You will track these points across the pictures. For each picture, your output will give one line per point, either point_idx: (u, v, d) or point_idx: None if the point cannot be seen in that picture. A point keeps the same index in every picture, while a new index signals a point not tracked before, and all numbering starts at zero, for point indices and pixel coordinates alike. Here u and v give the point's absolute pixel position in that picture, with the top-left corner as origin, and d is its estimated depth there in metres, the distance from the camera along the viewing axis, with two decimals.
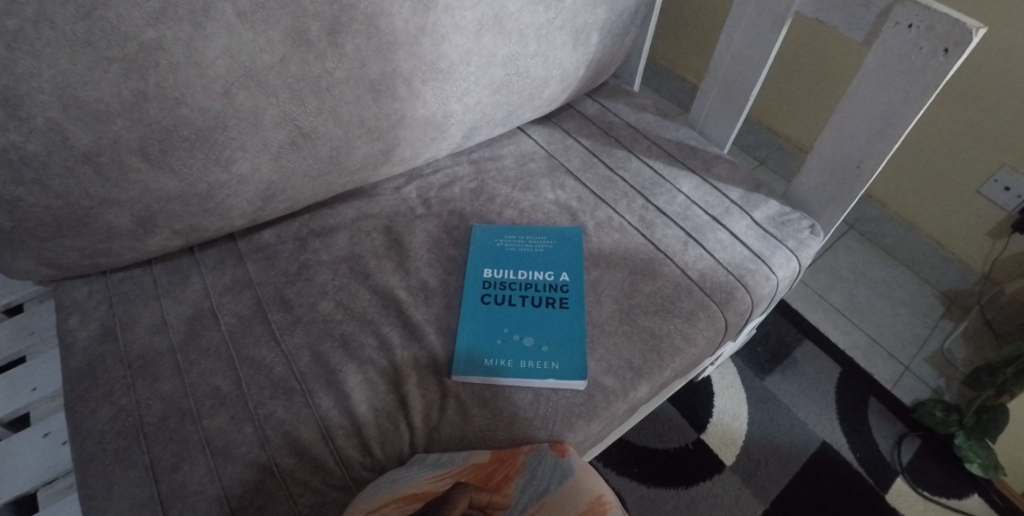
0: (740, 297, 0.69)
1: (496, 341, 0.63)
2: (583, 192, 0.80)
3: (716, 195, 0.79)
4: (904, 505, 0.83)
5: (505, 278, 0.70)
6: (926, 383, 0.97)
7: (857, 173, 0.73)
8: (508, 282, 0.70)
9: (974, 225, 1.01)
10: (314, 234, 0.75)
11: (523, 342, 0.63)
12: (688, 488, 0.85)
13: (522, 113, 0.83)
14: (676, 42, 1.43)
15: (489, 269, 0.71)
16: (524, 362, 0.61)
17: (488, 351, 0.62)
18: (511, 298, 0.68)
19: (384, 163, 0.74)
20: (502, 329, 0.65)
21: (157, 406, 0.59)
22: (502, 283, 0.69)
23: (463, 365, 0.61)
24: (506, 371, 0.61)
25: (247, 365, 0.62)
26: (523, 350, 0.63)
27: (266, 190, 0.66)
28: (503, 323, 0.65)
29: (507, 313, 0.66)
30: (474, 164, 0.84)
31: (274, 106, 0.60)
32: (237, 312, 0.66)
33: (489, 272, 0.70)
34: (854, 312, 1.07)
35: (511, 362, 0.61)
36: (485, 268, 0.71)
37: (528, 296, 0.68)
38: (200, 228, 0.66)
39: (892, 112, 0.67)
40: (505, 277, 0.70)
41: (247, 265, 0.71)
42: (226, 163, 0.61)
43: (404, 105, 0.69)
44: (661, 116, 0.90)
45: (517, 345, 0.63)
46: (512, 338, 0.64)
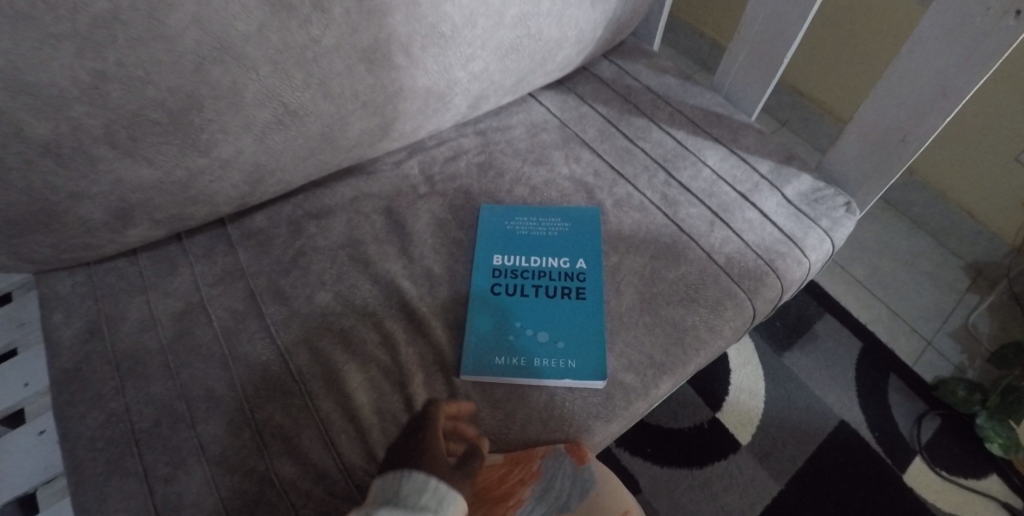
0: (770, 283, 0.65)
1: (508, 336, 0.59)
2: (600, 166, 0.74)
3: (745, 168, 0.73)
4: (921, 485, 0.81)
5: (516, 266, 0.65)
6: (949, 359, 0.94)
7: (901, 147, 0.66)
8: (520, 269, 0.65)
9: (1011, 194, 0.95)
10: (309, 217, 0.69)
11: (537, 337, 0.59)
12: (702, 468, 0.84)
13: (534, 79, 0.75)
14: None
15: (499, 255, 0.66)
16: (538, 360, 0.57)
17: (500, 347, 0.58)
18: (524, 287, 0.63)
19: (382, 139, 0.67)
20: (514, 322, 0.60)
21: (149, 410, 0.55)
22: (513, 271, 0.64)
23: (473, 362, 0.57)
24: (519, 370, 0.56)
25: (242, 364, 0.58)
26: (537, 346, 0.58)
27: (252, 173, 0.60)
28: (515, 316, 0.60)
29: (520, 304, 0.61)
30: (481, 135, 0.78)
31: (255, 82, 0.53)
32: (231, 306, 0.62)
33: (500, 258, 0.65)
34: (876, 284, 1.03)
35: (524, 360, 0.57)
36: (495, 254, 0.66)
37: (541, 285, 0.63)
38: (184, 216, 0.60)
39: (948, 80, 0.59)
40: (516, 265, 0.65)
41: (239, 253, 0.66)
42: (206, 148, 0.55)
43: (401, 75, 0.61)
44: (685, 79, 0.83)
45: (531, 341, 0.58)
46: (526, 333, 0.59)
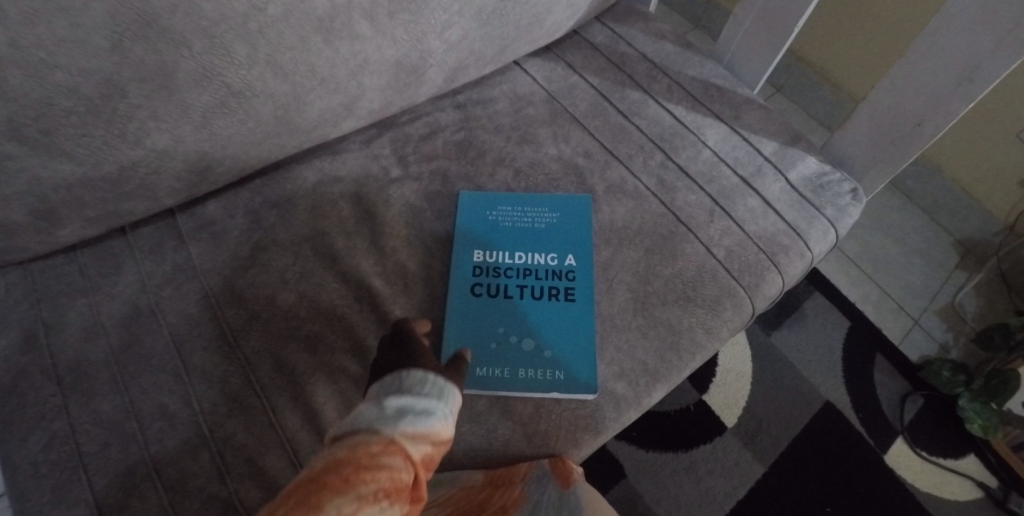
0: (771, 279, 0.61)
1: (491, 344, 0.54)
2: (591, 146, 0.68)
3: (747, 149, 0.67)
4: (902, 465, 0.83)
5: (499, 263, 0.60)
6: (934, 338, 0.94)
7: (916, 132, 0.61)
8: (503, 268, 0.59)
9: (1010, 171, 0.91)
10: (269, 205, 0.62)
11: (522, 345, 0.54)
12: (687, 451, 0.84)
13: (518, 48, 0.67)
14: None
15: (480, 250, 0.60)
16: (524, 371, 0.53)
17: (483, 357, 0.54)
18: (508, 288, 0.58)
19: (348, 118, 0.59)
20: (497, 328, 0.55)
21: (97, 430, 0.50)
22: (496, 269, 0.59)
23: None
24: (504, 383, 0.52)
25: (197, 378, 0.53)
26: (523, 355, 0.54)
27: (196, 162, 0.52)
28: (499, 321, 0.56)
29: (504, 307, 0.57)
30: (460, 109, 0.70)
31: (189, 59, 0.45)
32: (183, 310, 0.56)
33: (481, 254, 0.60)
34: (867, 260, 1.01)
35: (509, 371, 0.53)
36: (476, 250, 0.60)
37: (527, 285, 0.58)
38: (123, 212, 0.53)
39: (976, 61, 0.54)
40: (499, 262, 0.60)
41: (191, 248, 0.60)
42: (136, 137, 0.47)
43: (367, 47, 0.53)
44: (684, 46, 0.75)
45: (516, 349, 0.54)
46: (510, 340, 0.55)
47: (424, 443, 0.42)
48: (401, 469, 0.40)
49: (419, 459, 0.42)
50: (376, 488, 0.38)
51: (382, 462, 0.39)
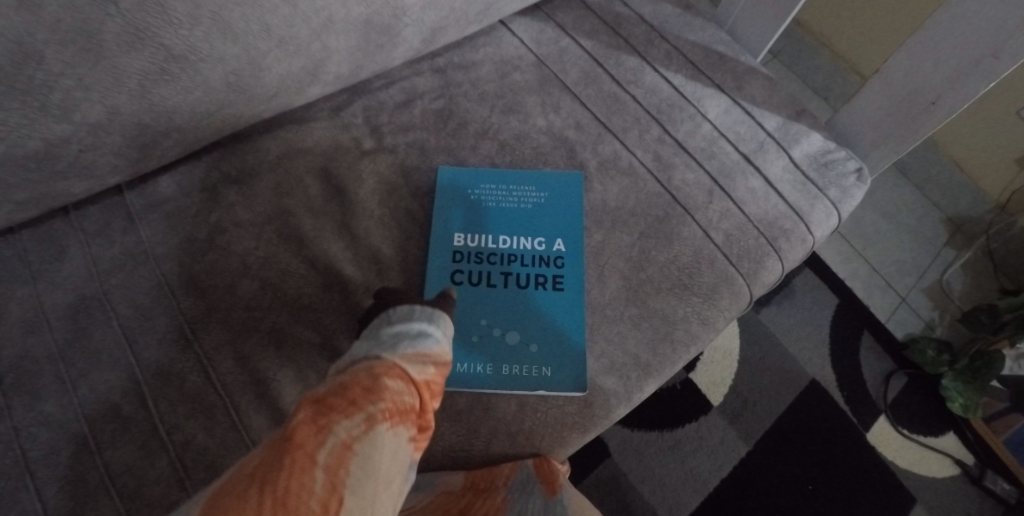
0: (770, 265, 0.58)
1: (473, 337, 0.51)
2: (583, 117, 0.62)
3: (750, 123, 0.63)
4: (883, 444, 0.83)
5: (481, 248, 0.55)
6: (920, 315, 0.93)
7: (930, 110, 0.58)
8: (486, 253, 0.55)
9: (1009, 147, 0.88)
10: (228, 181, 0.56)
11: (506, 339, 0.51)
12: (673, 430, 0.83)
13: (504, 5, 0.61)
14: None
15: (461, 233, 0.56)
16: (508, 367, 0.50)
17: (464, 351, 0.50)
18: (491, 275, 0.54)
19: (313, 84, 0.53)
20: (480, 320, 0.51)
21: (43, 434, 0.46)
22: (478, 255, 0.55)
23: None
24: (486, 380, 0.49)
25: (152, 375, 0.48)
26: (507, 350, 0.50)
27: (139, 136, 0.46)
28: (481, 312, 0.52)
29: (487, 297, 0.53)
30: (439, 73, 0.63)
31: (117, 18, 0.38)
32: (134, 300, 0.51)
33: (462, 238, 0.55)
34: (858, 235, 0.99)
35: (492, 368, 0.49)
36: (457, 233, 0.55)
37: (512, 272, 0.54)
38: (58, 193, 0.47)
39: (1002, 38, 0.49)
40: (482, 246, 0.55)
41: (141, 229, 0.54)
42: (61, 111, 0.40)
43: (331, 2, 0.47)
44: (685, 7, 0.69)
45: (499, 343, 0.51)
46: (493, 333, 0.51)
47: (427, 364, 0.40)
48: (404, 391, 0.37)
49: (423, 382, 0.39)
50: (381, 408, 0.35)
51: (387, 384, 0.37)
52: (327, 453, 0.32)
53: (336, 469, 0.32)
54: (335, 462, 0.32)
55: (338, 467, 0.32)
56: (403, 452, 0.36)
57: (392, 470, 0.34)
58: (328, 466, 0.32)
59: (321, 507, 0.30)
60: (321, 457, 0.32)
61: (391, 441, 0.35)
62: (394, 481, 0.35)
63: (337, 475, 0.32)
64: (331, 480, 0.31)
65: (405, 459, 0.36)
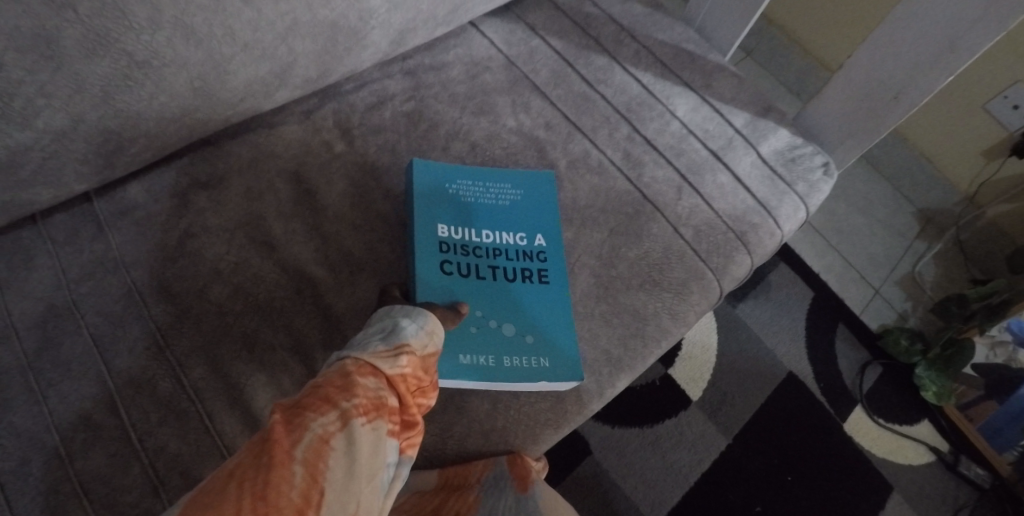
0: (739, 260, 0.59)
1: (469, 328, 0.49)
2: (553, 117, 0.63)
3: (718, 120, 0.64)
4: (860, 434, 0.84)
5: (466, 241, 0.54)
6: (893, 306, 0.95)
7: (892, 105, 0.59)
8: (472, 246, 0.54)
9: (974, 143, 0.92)
10: (197, 186, 0.56)
11: (502, 331, 0.50)
12: (653, 426, 0.83)
13: (472, 6, 0.62)
14: None
15: (445, 226, 0.54)
16: (507, 359, 0.49)
17: (461, 342, 0.48)
18: (479, 268, 0.52)
19: (280, 88, 0.53)
20: (474, 311, 0.50)
21: (13, 446, 0.45)
22: (463, 247, 0.53)
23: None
24: (488, 372, 0.47)
25: (124, 382, 0.48)
26: (505, 342, 0.49)
27: (104, 142, 0.46)
28: (474, 304, 0.50)
29: (478, 288, 0.51)
30: (410, 76, 0.64)
31: (76, 24, 0.38)
32: (103, 307, 0.51)
33: (446, 229, 0.54)
34: (831, 229, 1.01)
35: (492, 359, 0.48)
36: (440, 225, 0.54)
37: (498, 265, 0.53)
38: (22, 201, 0.46)
39: (960, 31, 0.51)
40: (467, 239, 0.54)
41: (110, 236, 0.54)
42: (23, 119, 0.40)
43: (295, 6, 0.47)
44: (653, 7, 0.70)
45: (496, 335, 0.49)
46: (488, 325, 0.50)
47: (403, 357, 0.39)
48: (380, 386, 0.38)
49: (401, 377, 0.39)
50: (356, 403, 0.36)
51: (360, 380, 0.37)
52: (303, 449, 0.33)
53: (314, 463, 0.32)
54: (313, 456, 0.32)
55: (317, 460, 0.32)
56: (384, 445, 0.36)
57: (372, 464, 0.35)
58: (306, 460, 0.32)
59: (301, 499, 0.31)
60: (299, 451, 0.32)
61: (369, 436, 0.35)
62: (377, 474, 0.35)
63: (315, 468, 0.32)
64: (310, 472, 0.32)
65: (387, 453, 0.36)
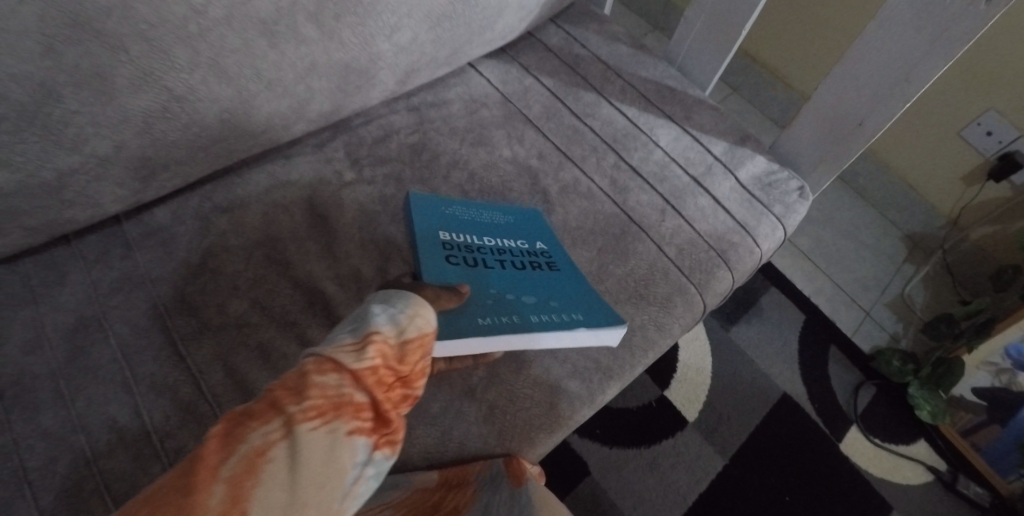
0: (720, 275, 0.62)
1: (489, 300, 0.49)
2: (545, 147, 0.68)
3: (698, 149, 0.69)
4: (856, 453, 0.85)
5: (467, 242, 0.55)
6: (884, 328, 0.99)
7: (857, 131, 0.64)
8: (473, 246, 0.55)
9: (953, 169, 0.99)
10: (219, 210, 0.62)
11: (524, 300, 0.51)
12: (650, 447, 0.85)
13: (471, 49, 0.68)
14: None
15: (443, 231, 0.55)
16: (535, 316, 0.49)
17: (484, 309, 0.48)
18: (486, 261, 0.54)
19: (298, 122, 0.59)
20: (490, 288, 0.50)
21: (40, 446, 0.48)
22: (466, 245, 0.54)
23: (451, 328, 0.45)
24: (519, 325, 0.47)
25: (147, 388, 0.52)
26: (532, 307, 0.50)
27: (141, 167, 0.51)
28: (489, 283, 0.51)
29: (489, 275, 0.52)
30: (414, 111, 0.70)
31: (126, 64, 0.44)
32: (130, 319, 0.55)
33: (444, 233, 0.54)
34: (819, 256, 1.06)
35: (520, 318, 0.48)
36: (439, 230, 0.55)
37: (505, 259, 0.55)
38: (63, 221, 0.51)
39: (909, 65, 0.56)
40: (468, 241, 0.55)
41: (137, 255, 0.59)
42: (74, 144, 0.46)
43: (314, 50, 0.54)
44: (637, 48, 0.77)
45: (519, 303, 0.50)
46: (505, 297, 0.50)
47: (368, 351, 0.39)
48: (338, 384, 0.37)
49: (363, 375, 0.39)
50: (306, 407, 0.35)
51: (314, 382, 0.37)
52: (235, 462, 0.32)
53: (242, 479, 0.31)
54: (243, 470, 0.32)
55: (246, 475, 0.32)
56: (341, 447, 0.35)
57: (319, 470, 0.34)
58: (235, 475, 0.31)
59: None
60: (226, 469, 0.32)
61: (319, 439, 0.34)
62: (327, 480, 0.34)
63: (243, 485, 0.31)
64: (234, 492, 0.31)
65: (345, 456, 0.35)
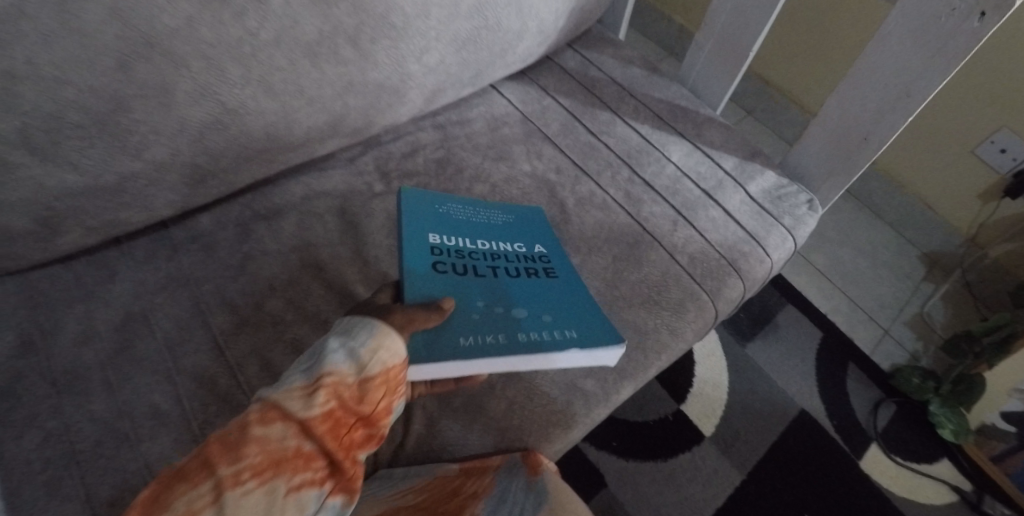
0: (732, 283, 0.65)
1: (472, 315, 0.48)
2: (562, 163, 0.72)
3: (709, 164, 0.72)
4: (876, 471, 0.85)
5: (459, 247, 0.55)
6: (904, 346, 0.99)
7: (864, 145, 0.66)
8: (466, 251, 0.55)
9: (970, 186, 1.01)
10: (258, 217, 0.66)
11: (513, 314, 0.49)
12: (666, 460, 0.85)
13: (494, 71, 0.74)
14: None
15: (435, 235, 0.55)
16: (523, 334, 0.47)
17: (466, 327, 0.46)
18: (477, 268, 0.54)
19: (333, 136, 0.64)
20: (476, 302, 0.50)
21: (89, 429, 0.52)
22: (455, 251, 0.54)
23: (430, 351, 0.43)
24: (502, 347, 0.45)
25: (188, 378, 0.55)
26: (521, 323, 0.49)
27: (192, 174, 0.56)
28: (475, 294, 0.50)
29: (478, 283, 0.52)
30: (440, 129, 0.75)
31: (186, 79, 0.50)
32: (175, 315, 0.59)
33: (436, 237, 0.54)
34: (835, 275, 1.07)
35: (506, 337, 0.47)
36: (430, 233, 0.55)
37: (499, 265, 0.55)
38: (120, 222, 0.56)
39: (910, 81, 0.59)
40: (459, 245, 0.55)
41: (183, 257, 0.63)
42: (136, 150, 0.51)
43: (351, 69, 0.59)
44: (650, 70, 0.82)
45: (507, 318, 0.49)
46: (493, 310, 0.49)
47: (317, 397, 0.39)
48: (281, 437, 0.37)
49: (309, 424, 0.39)
50: (241, 467, 0.35)
51: (254, 435, 0.37)
52: None
53: None
54: None
55: None
56: (276, 509, 0.35)
57: None
58: None
59: None
60: None
61: (253, 501, 0.34)
62: None
63: None
64: None
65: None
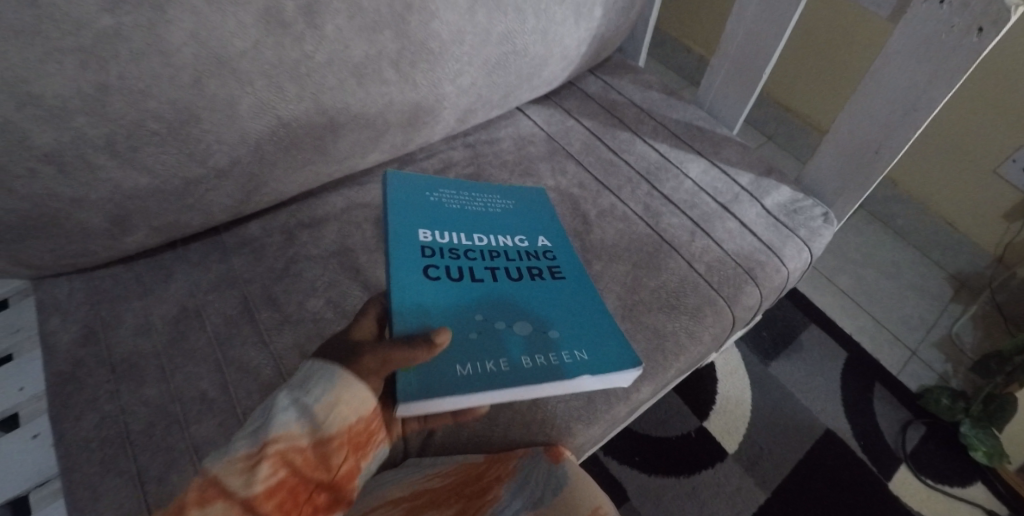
0: (749, 291, 0.67)
1: (472, 333, 0.51)
2: (585, 178, 0.76)
3: (725, 180, 0.75)
4: (907, 493, 0.83)
5: (452, 244, 0.59)
6: (933, 369, 0.98)
7: (875, 158, 0.69)
8: (463, 249, 0.59)
9: (995, 205, 1.02)
10: (301, 225, 0.72)
11: (515, 331, 0.52)
12: (689, 477, 0.84)
13: (521, 93, 0.79)
14: (695, 21, 1.45)
15: (428, 232, 0.59)
16: (527, 359, 0.49)
17: (466, 351, 0.49)
18: (473, 270, 0.57)
19: (373, 150, 0.70)
20: (476, 316, 0.52)
21: (143, 412, 0.56)
22: (447, 249, 0.58)
23: (427, 385, 0.45)
24: (500, 376, 0.47)
25: (234, 368, 0.59)
26: (525, 344, 0.51)
27: (247, 182, 0.62)
28: (473, 307, 0.53)
29: (473, 288, 0.55)
30: (470, 147, 0.80)
31: (249, 95, 0.56)
32: (224, 312, 0.64)
33: (427, 235, 0.58)
34: (858, 296, 1.07)
35: (508, 364, 0.49)
36: (420, 230, 0.59)
37: (496, 265, 0.59)
38: (180, 224, 0.62)
39: (915, 95, 0.62)
40: (454, 243, 0.59)
41: (232, 260, 0.68)
42: (202, 157, 0.57)
43: (392, 89, 0.65)
44: (668, 94, 0.86)
45: (511, 335, 0.51)
46: (494, 326, 0.52)
47: (264, 465, 0.40)
48: None
49: (253, 499, 0.39)
50: None
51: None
52: None
53: None
54: None
55: None
56: None
57: None
58: None
59: None
60: None
61: None
62: None
63: None
64: None
65: None
